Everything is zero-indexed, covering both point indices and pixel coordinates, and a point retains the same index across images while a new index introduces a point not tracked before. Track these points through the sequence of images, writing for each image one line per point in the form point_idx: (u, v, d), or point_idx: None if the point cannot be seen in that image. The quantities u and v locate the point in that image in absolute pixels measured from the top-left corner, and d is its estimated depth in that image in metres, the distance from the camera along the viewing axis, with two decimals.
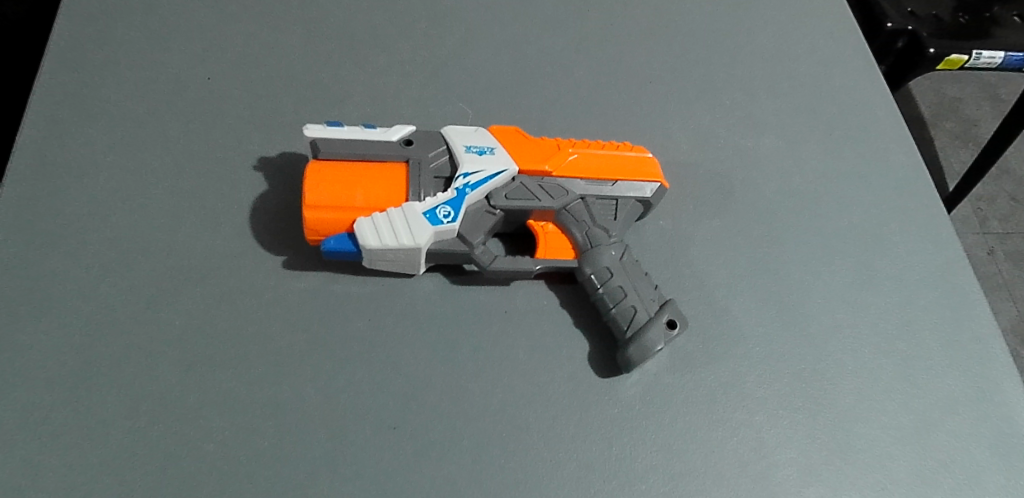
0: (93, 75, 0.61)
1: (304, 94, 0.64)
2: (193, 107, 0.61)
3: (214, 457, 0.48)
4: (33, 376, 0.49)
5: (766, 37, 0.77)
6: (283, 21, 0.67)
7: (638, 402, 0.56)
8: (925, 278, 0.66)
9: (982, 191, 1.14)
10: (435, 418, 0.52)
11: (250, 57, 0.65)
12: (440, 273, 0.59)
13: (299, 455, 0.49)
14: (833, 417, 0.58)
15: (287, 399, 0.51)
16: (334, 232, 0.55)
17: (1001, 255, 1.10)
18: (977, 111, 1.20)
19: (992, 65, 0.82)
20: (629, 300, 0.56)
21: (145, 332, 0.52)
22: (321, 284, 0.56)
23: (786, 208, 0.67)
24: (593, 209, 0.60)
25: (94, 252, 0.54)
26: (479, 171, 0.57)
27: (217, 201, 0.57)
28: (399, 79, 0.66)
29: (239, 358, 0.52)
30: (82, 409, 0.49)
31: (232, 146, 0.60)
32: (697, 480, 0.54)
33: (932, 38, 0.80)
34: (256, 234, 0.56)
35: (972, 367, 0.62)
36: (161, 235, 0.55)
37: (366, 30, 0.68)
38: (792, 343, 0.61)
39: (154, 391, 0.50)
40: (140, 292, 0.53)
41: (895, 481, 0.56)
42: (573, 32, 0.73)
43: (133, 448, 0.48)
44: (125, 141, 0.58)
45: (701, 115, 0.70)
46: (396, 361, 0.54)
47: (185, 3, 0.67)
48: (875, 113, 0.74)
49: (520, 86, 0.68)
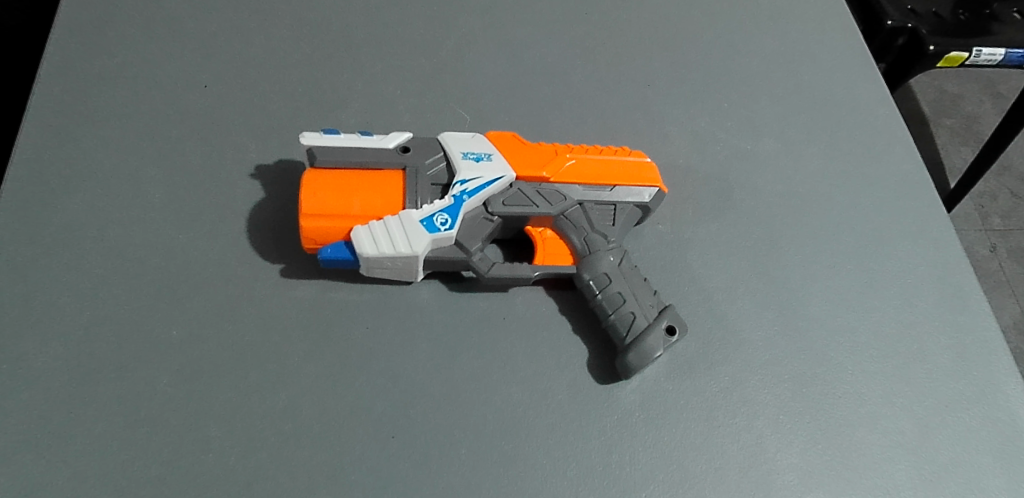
0: (109, 91, 0.65)
1: (311, 107, 0.67)
2: (202, 121, 0.64)
3: (216, 465, 0.50)
4: (41, 388, 0.51)
5: (764, 41, 0.79)
6: (294, 33, 0.71)
7: (636, 408, 0.56)
8: (926, 279, 0.66)
9: (982, 189, 1.18)
10: (433, 426, 0.53)
11: (259, 71, 0.68)
12: (438, 280, 0.60)
13: (299, 464, 0.51)
14: (834, 421, 0.58)
15: (287, 408, 0.53)
16: (332, 240, 0.54)
17: (1001, 251, 1.13)
18: (976, 107, 1.25)
19: (993, 62, 0.90)
20: (628, 306, 0.56)
21: (151, 342, 0.54)
22: (320, 293, 0.58)
23: (786, 213, 0.68)
24: (591, 215, 0.59)
25: (101, 265, 0.56)
26: (477, 178, 0.57)
27: (222, 213, 0.60)
28: (404, 90, 0.69)
29: (240, 367, 0.54)
30: (88, 419, 0.51)
31: (239, 159, 0.63)
32: (695, 485, 0.54)
33: (931, 36, 0.88)
34: (260, 245, 0.59)
35: (975, 370, 0.61)
36: (169, 247, 0.58)
37: (372, 42, 0.71)
38: (792, 347, 0.61)
39: (158, 401, 0.52)
40: (147, 302, 0.55)
41: (896, 485, 0.56)
42: (573, 39, 0.76)
43: (138, 455, 0.50)
44: (138, 155, 0.62)
45: (699, 119, 0.72)
46: (395, 369, 0.55)
47: (199, 17, 0.70)
48: (872, 115, 0.75)
49: (520, 95, 0.70)
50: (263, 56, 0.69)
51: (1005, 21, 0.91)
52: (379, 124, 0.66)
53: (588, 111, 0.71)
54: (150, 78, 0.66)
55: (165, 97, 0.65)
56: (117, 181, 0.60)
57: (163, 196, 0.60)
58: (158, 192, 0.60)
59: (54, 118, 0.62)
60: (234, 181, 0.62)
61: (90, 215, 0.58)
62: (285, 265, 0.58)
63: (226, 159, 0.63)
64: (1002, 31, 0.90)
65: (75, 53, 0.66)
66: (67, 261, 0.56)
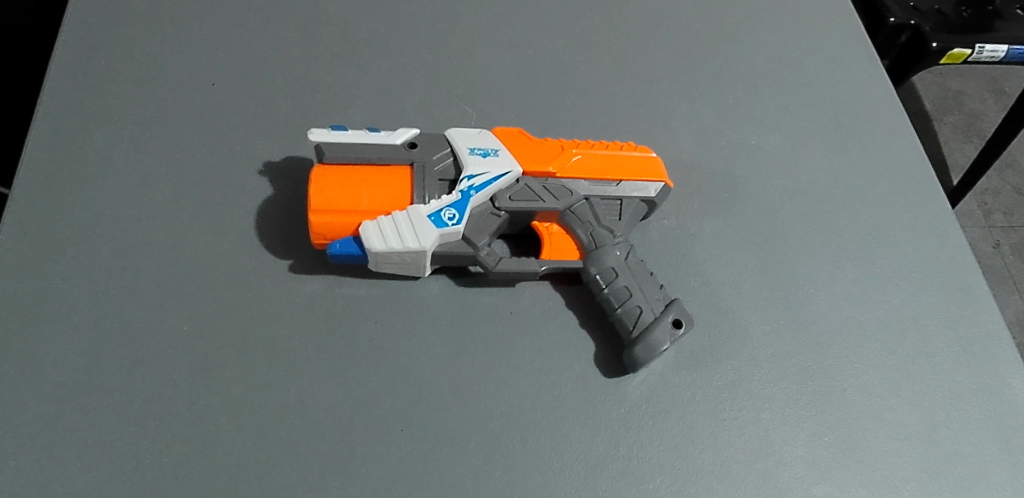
0: (117, 89, 0.65)
1: (317, 104, 0.67)
2: (209, 118, 0.65)
3: (226, 458, 0.51)
4: (53, 383, 0.52)
5: (768, 36, 0.79)
6: (301, 31, 0.71)
7: (643, 401, 0.56)
8: (930, 274, 0.66)
9: (985, 186, 1.18)
10: (441, 420, 0.54)
11: (266, 68, 0.68)
12: (445, 275, 0.60)
13: (308, 457, 0.51)
14: (839, 414, 0.58)
15: (297, 402, 0.53)
16: (339, 236, 0.55)
17: (1005, 248, 1.13)
18: (980, 104, 1.25)
19: (996, 58, 0.90)
20: (635, 300, 0.56)
21: (160, 337, 0.54)
22: (329, 288, 0.58)
23: (791, 208, 0.68)
24: (597, 209, 0.60)
25: (111, 261, 0.57)
26: (484, 173, 0.57)
27: (230, 209, 0.60)
28: (410, 87, 0.69)
29: (249, 361, 0.54)
30: (99, 414, 0.51)
31: (247, 156, 0.63)
32: (703, 478, 0.54)
33: (933, 32, 0.88)
34: (268, 240, 0.59)
35: (980, 363, 0.62)
36: (178, 243, 0.58)
37: (379, 39, 0.72)
38: (798, 341, 0.61)
39: (169, 395, 0.52)
40: (156, 297, 0.56)
41: (902, 478, 0.56)
42: (578, 36, 0.76)
43: (149, 449, 0.50)
44: (146, 152, 0.62)
45: (704, 114, 0.72)
46: (403, 363, 0.56)
47: (206, 15, 0.71)
48: (877, 110, 0.75)
49: (525, 92, 0.71)
50: (270, 54, 0.69)
51: (1008, 17, 0.91)
52: (386, 121, 0.67)
53: (593, 107, 0.71)
54: (157, 75, 0.67)
55: (172, 95, 0.66)
56: (126, 178, 0.61)
57: (172, 193, 0.61)
58: (166, 188, 0.61)
59: (63, 116, 0.63)
60: (242, 177, 0.62)
61: (100, 212, 0.59)
62: (293, 261, 0.59)
63: (234, 156, 0.63)
64: (1005, 27, 0.90)
65: (83, 51, 0.67)
66: (77, 257, 0.57)
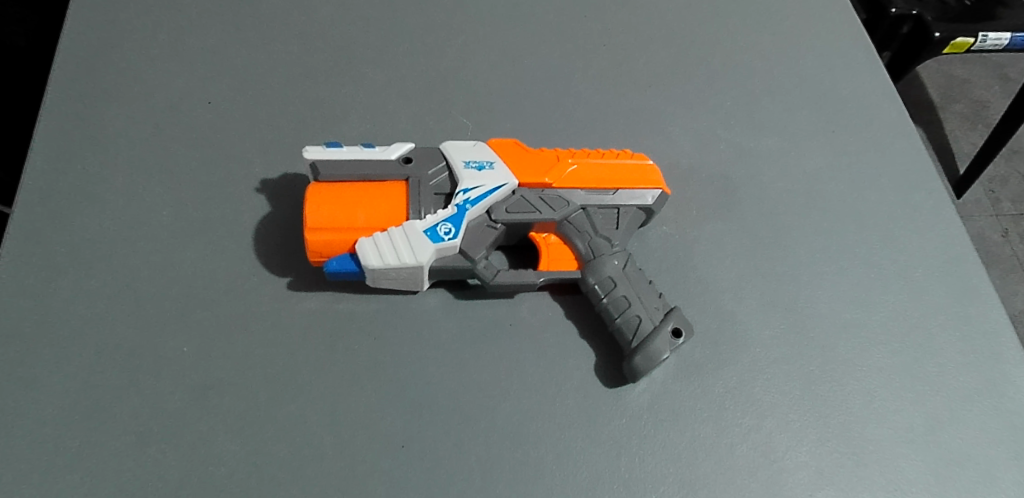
0: (111, 109, 0.65)
1: (312, 118, 0.67)
2: (203, 136, 0.65)
3: (227, 477, 0.51)
4: (53, 407, 0.52)
5: (765, 36, 0.79)
6: (296, 45, 0.71)
7: (645, 411, 0.56)
8: (934, 272, 0.65)
9: (993, 173, 1.17)
10: (442, 436, 0.54)
11: (259, 84, 0.69)
12: (444, 288, 0.60)
13: (310, 475, 0.52)
14: (842, 418, 0.58)
15: (298, 419, 0.53)
16: (336, 253, 0.55)
17: (1014, 236, 1.12)
18: (985, 91, 1.24)
19: (999, 46, 0.90)
20: (634, 310, 0.56)
21: (161, 359, 0.54)
22: (326, 304, 0.58)
23: (792, 209, 0.67)
24: (595, 219, 0.60)
25: (108, 284, 0.57)
26: (480, 186, 0.57)
27: (226, 227, 0.61)
28: (405, 99, 0.69)
29: (249, 380, 0.54)
30: (99, 437, 0.51)
31: (243, 173, 0.63)
32: (706, 486, 0.54)
33: (937, 22, 0.87)
34: (267, 258, 0.60)
35: (985, 363, 0.61)
36: (176, 262, 0.59)
37: (372, 51, 0.72)
38: (800, 346, 0.60)
39: (169, 415, 0.53)
40: (155, 319, 0.56)
41: (908, 481, 0.56)
42: (572, 40, 0.76)
43: (150, 471, 0.51)
44: (143, 173, 0.62)
45: (701, 116, 0.72)
46: (404, 377, 0.56)
47: (200, 33, 0.71)
48: (876, 107, 0.75)
49: (522, 101, 0.71)
50: (264, 69, 0.69)
51: (1011, 5, 0.90)
52: (381, 133, 0.67)
53: (589, 114, 0.71)
54: (154, 94, 0.67)
55: (167, 114, 0.66)
56: (123, 200, 0.61)
57: (169, 213, 0.61)
58: (164, 208, 0.61)
59: (59, 138, 0.63)
60: (239, 194, 0.62)
61: (98, 234, 0.59)
62: (291, 278, 0.59)
63: (230, 174, 0.63)
64: (1007, 15, 0.89)
65: (79, 73, 0.67)
66: (75, 281, 0.57)
